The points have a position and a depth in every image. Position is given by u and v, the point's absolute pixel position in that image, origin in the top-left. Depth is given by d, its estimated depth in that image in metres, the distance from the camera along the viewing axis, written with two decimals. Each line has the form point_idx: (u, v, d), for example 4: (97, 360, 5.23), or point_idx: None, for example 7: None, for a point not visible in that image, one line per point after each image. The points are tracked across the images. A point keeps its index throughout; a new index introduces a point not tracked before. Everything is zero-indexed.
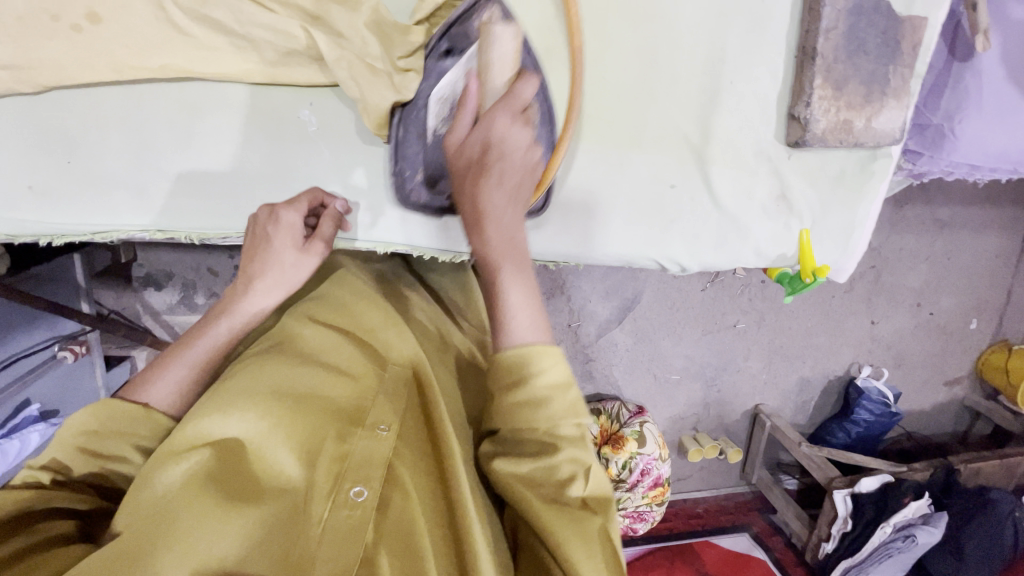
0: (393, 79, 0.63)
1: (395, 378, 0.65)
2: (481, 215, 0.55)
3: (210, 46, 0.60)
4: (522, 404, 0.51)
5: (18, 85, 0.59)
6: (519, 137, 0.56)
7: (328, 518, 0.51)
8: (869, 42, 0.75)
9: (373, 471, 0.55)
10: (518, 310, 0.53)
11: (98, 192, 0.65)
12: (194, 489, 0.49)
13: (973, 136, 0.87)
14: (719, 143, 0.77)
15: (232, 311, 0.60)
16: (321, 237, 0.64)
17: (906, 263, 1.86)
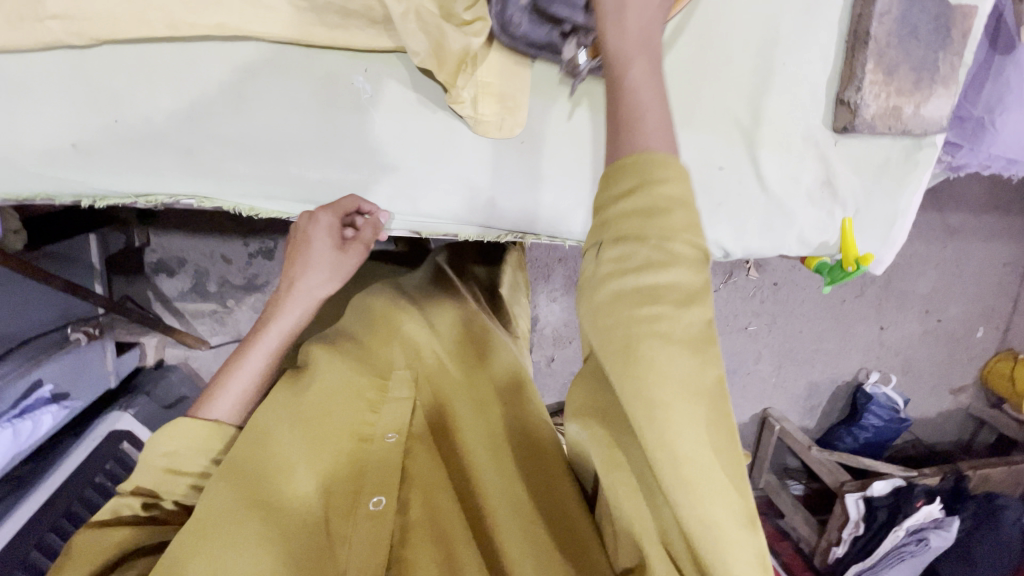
0: (459, 34, 0.61)
1: (401, 384, 0.67)
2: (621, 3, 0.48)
3: (267, 5, 0.59)
4: (635, 212, 0.42)
5: (68, 37, 0.57)
6: None
7: (354, 528, 0.55)
8: (920, 29, 0.75)
9: (389, 478, 0.58)
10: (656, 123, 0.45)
11: (145, 153, 0.63)
12: (227, 511, 0.50)
13: (1015, 129, 0.89)
14: (769, 126, 0.77)
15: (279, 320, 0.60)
16: (361, 239, 0.64)
17: (917, 269, 1.87)
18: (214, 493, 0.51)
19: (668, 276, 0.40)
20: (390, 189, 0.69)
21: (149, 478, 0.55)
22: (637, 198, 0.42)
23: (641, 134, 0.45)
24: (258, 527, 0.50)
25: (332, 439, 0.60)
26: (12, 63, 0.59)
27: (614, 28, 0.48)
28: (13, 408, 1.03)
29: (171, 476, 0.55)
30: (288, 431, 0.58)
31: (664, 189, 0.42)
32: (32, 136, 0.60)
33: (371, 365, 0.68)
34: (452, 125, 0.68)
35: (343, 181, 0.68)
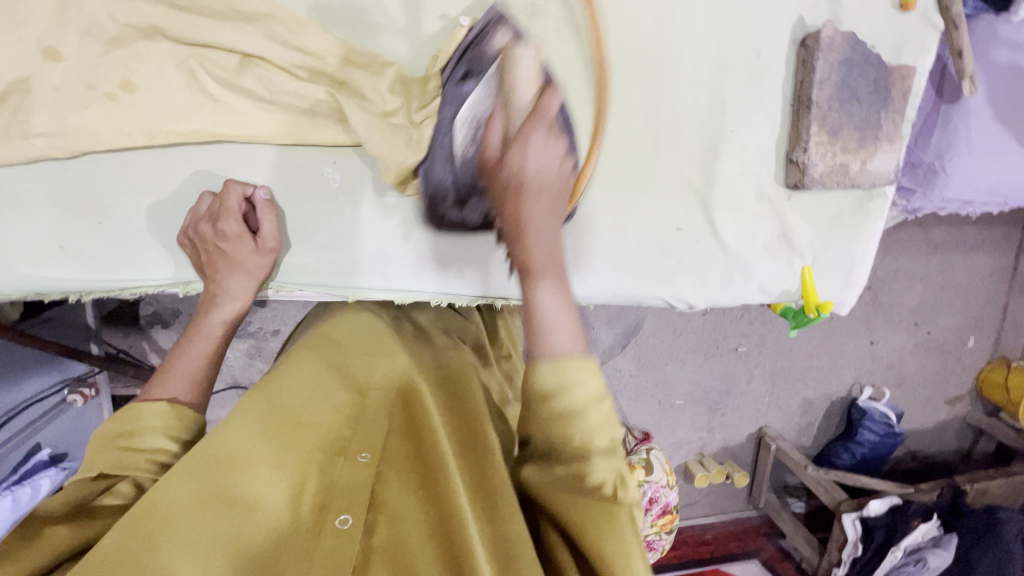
0: (410, 149, 0.64)
1: (376, 407, 0.65)
2: (522, 225, 0.54)
3: (238, 110, 0.64)
4: (554, 417, 0.44)
5: (52, 151, 0.61)
6: (554, 147, 0.57)
7: (316, 547, 0.50)
8: (862, 91, 0.78)
9: (357, 496, 0.54)
10: (556, 322, 0.49)
11: (129, 249, 0.67)
12: (183, 511, 0.48)
13: (964, 172, 0.90)
14: (721, 187, 0.81)
15: (215, 309, 0.66)
16: (268, 235, 0.67)
17: (903, 284, 1.90)
18: (169, 484, 0.49)
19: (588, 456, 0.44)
20: (363, 268, 0.73)
21: (102, 460, 0.52)
22: (549, 404, 0.45)
23: (544, 342, 0.48)
24: (218, 529, 0.48)
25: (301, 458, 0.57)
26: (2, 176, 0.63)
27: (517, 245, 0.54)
28: (14, 472, 1.09)
29: (127, 454, 0.53)
30: (259, 448, 0.56)
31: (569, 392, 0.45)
32: (21, 241, 0.64)
33: (350, 388, 0.67)
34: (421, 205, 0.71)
35: (319, 264, 0.72)
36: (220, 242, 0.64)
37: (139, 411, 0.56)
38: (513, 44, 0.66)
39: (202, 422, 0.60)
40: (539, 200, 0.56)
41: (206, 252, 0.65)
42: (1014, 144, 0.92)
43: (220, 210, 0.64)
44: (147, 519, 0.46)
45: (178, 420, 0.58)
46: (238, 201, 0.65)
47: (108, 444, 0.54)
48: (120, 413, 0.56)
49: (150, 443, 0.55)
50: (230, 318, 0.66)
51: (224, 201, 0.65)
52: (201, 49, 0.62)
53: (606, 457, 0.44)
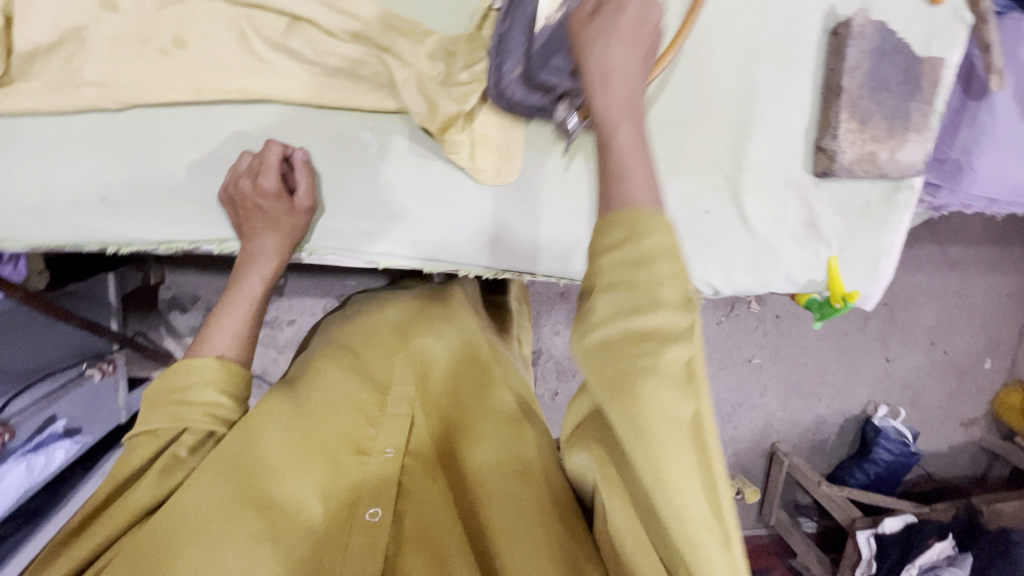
0: (452, 101, 0.65)
1: (400, 399, 0.65)
2: (609, 71, 0.49)
3: (284, 71, 0.65)
4: (623, 264, 0.40)
5: (102, 102, 0.63)
6: (654, 7, 0.51)
7: (350, 537, 0.51)
8: (891, 81, 0.79)
9: (384, 492, 0.55)
10: (635, 168, 0.45)
11: (169, 203, 0.68)
12: (221, 509, 0.51)
13: (990, 170, 0.91)
14: (751, 171, 0.81)
15: (254, 268, 0.66)
16: (305, 194, 0.68)
17: (919, 301, 1.88)
18: (207, 484, 0.52)
19: (659, 321, 0.39)
20: (395, 234, 0.73)
21: (159, 413, 0.56)
22: (629, 246, 0.41)
23: (624, 187, 0.44)
24: (256, 525, 0.50)
25: (329, 454, 0.58)
26: (53, 126, 0.64)
27: (600, 91, 0.48)
28: (28, 443, 1.07)
29: (180, 408, 0.56)
30: (286, 452, 0.56)
31: (649, 235, 0.41)
32: (64, 191, 0.66)
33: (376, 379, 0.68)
34: (455, 173, 0.72)
35: (353, 229, 0.73)
36: (259, 201, 0.66)
37: (185, 366, 0.58)
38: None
39: (248, 377, 0.62)
40: (628, 48, 0.49)
41: (246, 212, 0.66)
42: None
43: (257, 172, 0.65)
44: (186, 521, 0.49)
45: (224, 373, 0.59)
46: (274, 161, 0.66)
47: (162, 401, 0.56)
48: (169, 370, 0.58)
49: (200, 398, 0.57)
50: (268, 276, 0.67)
51: (260, 164, 0.66)
52: (251, 9, 0.64)
53: (675, 310, 0.39)
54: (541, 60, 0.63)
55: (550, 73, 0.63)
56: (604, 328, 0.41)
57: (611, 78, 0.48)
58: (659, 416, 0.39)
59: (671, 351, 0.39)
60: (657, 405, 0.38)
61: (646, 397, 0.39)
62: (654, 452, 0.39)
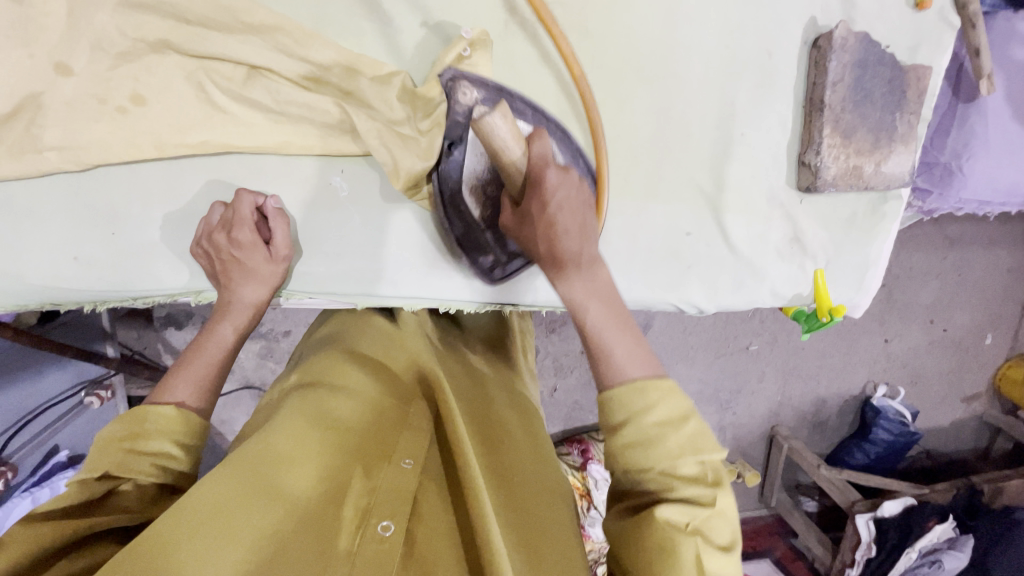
0: (415, 155, 0.64)
1: (418, 419, 0.65)
2: (561, 265, 0.55)
3: (247, 122, 0.64)
4: (634, 445, 0.46)
5: (65, 164, 0.62)
6: (567, 184, 0.54)
7: (358, 551, 0.49)
8: (876, 91, 0.76)
9: (398, 505, 0.54)
10: (619, 350, 0.51)
11: (142, 259, 0.68)
12: (235, 504, 0.48)
13: (982, 174, 0.89)
14: (732, 192, 0.79)
15: (227, 316, 0.66)
16: (281, 244, 0.67)
17: (919, 281, 1.86)
18: (218, 478, 0.50)
19: (673, 490, 0.45)
20: (372, 276, 0.73)
21: (108, 459, 0.52)
22: (625, 434, 0.47)
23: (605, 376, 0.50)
24: (268, 524, 0.48)
25: (348, 462, 0.57)
26: (16, 189, 0.63)
27: (564, 287, 0.55)
28: (31, 476, 1.12)
29: (134, 455, 0.53)
30: (304, 451, 0.55)
31: (632, 425, 0.47)
32: (35, 252, 0.65)
33: (391, 395, 0.67)
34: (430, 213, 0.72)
35: (329, 273, 0.72)
36: (234, 252, 0.65)
37: (148, 411, 0.56)
38: (481, 100, 0.65)
39: (208, 426, 0.60)
40: (568, 228, 0.54)
41: (221, 263, 0.66)
42: None
43: (233, 218, 0.64)
44: (194, 512, 0.46)
45: (184, 425, 0.58)
46: (252, 209, 0.65)
47: (115, 445, 0.53)
48: (124, 416, 0.56)
49: (159, 445, 0.55)
50: (242, 325, 0.67)
51: (235, 210, 0.65)
52: (207, 61, 0.62)
53: (698, 484, 0.44)
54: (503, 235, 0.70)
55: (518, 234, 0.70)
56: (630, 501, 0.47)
57: (565, 272, 0.55)
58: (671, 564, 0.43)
59: (676, 513, 0.44)
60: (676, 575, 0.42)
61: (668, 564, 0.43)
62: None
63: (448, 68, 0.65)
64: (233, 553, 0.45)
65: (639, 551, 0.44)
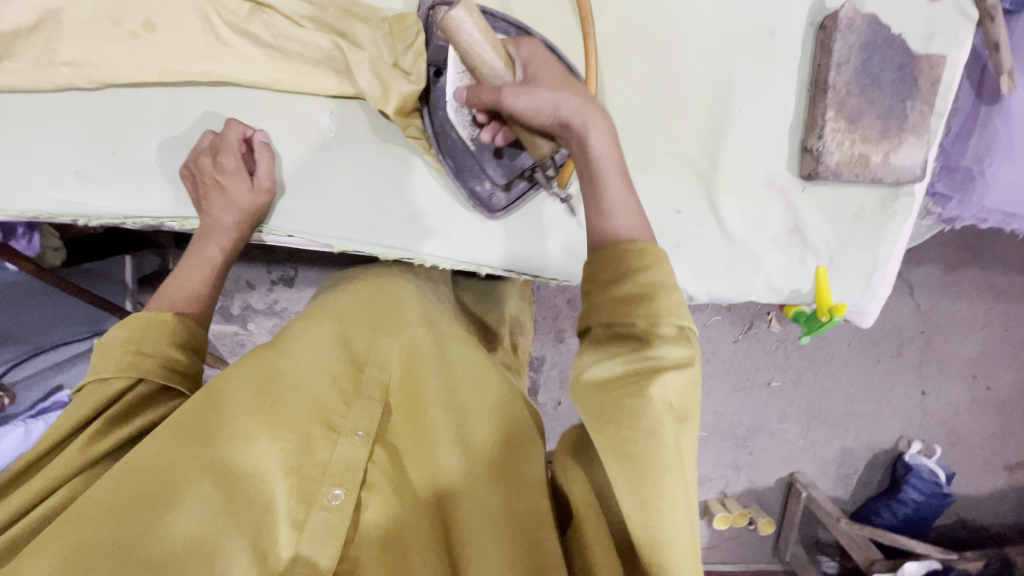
0: (404, 80, 0.65)
1: (376, 382, 0.56)
2: (563, 125, 0.53)
3: (246, 54, 0.67)
4: (621, 301, 0.45)
5: (77, 80, 0.66)
6: (549, 66, 0.59)
7: (306, 523, 0.47)
8: (885, 77, 0.74)
9: (351, 473, 0.50)
10: (622, 205, 0.50)
11: (137, 180, 0.70)
12: (168, 476, 0.46)
13: (1008, 181, 0.84)
14: (727, 170, 0.77)
15: (208, 238, 0.67)
16: (263, 175, 0.68)
17: (962, 331, 1.58)
18: (156, 445, 0.47)
19: (652, 351, 0.43)
20: (352, 221, 0.73)
21: (115, 361, 0.54)
22: (619, 288, 0.45)
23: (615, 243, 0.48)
24: (204, 497, 0.46)
25: (295, 425, 0.51)
26: (31, 101, 0.68)
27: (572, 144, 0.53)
28: (30, 411, 1.06)
29: (138, 358, 0.55)
30: (248, 416, 0.50)
31: (625, 281, 0.45)
32: (43, 162, 0.69)
33: (354, 346, 0.58)
34: (416, 162, 0.72)
35: (310, 213, 0.72)
36: (216, 178, 0.66)
37: (147, 320, 0.58)
38: None
39: (203, 332, 0.62)
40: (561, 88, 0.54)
41: (204, 187, 0.67)
42: None
43: (218, 149, 0.67)
44: (125, 483, 0.45)
45: (182, 330, 0.59)
46: (235, 140, 0.67)
47: (119, 349, 0.55)
48: (123, 328, 0.56)
49: (160, 350, 0.57)
50: (224, 248, 0.68)
51: (218, 143, 0.67)
52: None
53: (676, 343, 0.43)
54: (496, 160, 0.68)
55: (514, 154, 0.68)
56: (595, 367, 0.45)
57: (568, 129, 0.53)
58: (648, 429, 0.41)
59: (664, 380, 0.42)
60: (652, 434, 0.41)
61: (645, 422, 0.41)
62: (649, 459, 0.41)
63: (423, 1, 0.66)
64: (170, 525, 0.44)
65: (612, 413, 0.42)
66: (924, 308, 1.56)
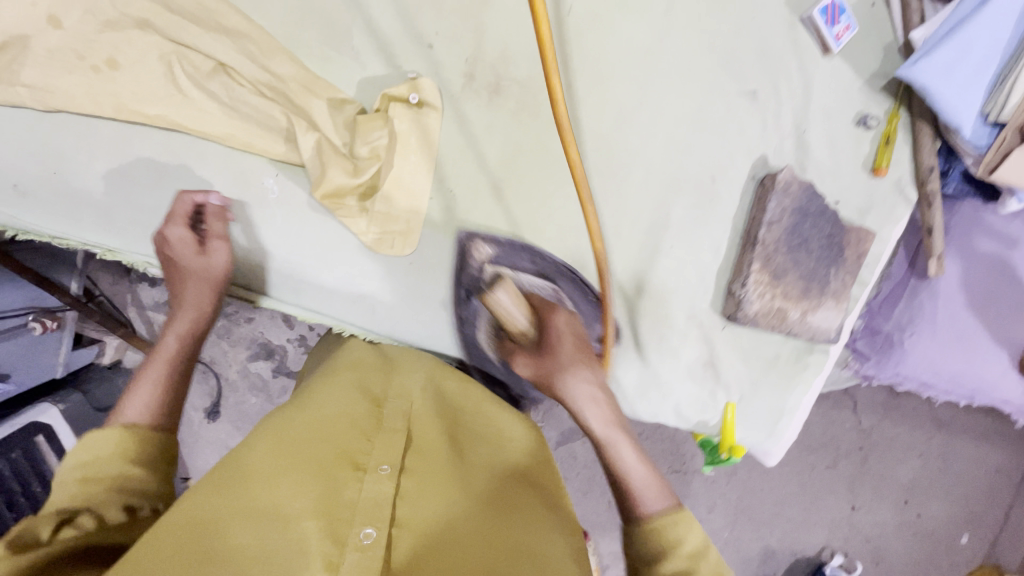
0: (347, 176, 0.69)
1: (394, 416, 0.59)
2: (586, 405, 0.61)
3: (200, 107, 0.68)
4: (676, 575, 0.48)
5: (31, 102, 0.67)
6: (569, 333, 0.64)
7: (339, 565, 0.43)
8: (812, 241, 0.76)
9: (378, 512, 0.47)
10: (635, 473, 0.57)
11: (73, 204, 0.71)
12: (197, 532, 0.43)
13: (926, 353, 0.87)
14: (651, 298, 0.79)
15: (171, 324, 0.63)
16: (215, 237, 0.68)
17: (900, 451, 1.32)
18: (185, 503, 0.46)
19: None
20: (279, 281, 0.74)
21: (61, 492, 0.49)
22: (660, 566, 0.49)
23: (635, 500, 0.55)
24: (243, 545, 0.42)
25: (323, 468, 0.50)
26: None
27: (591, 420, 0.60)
28: None
29: (89, 479, 0.49)
30: (273, 460, 0.50)
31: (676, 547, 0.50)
32: None
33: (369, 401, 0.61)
34: (348, 235, 0.72)
35: (238, 265, 0.73)
36: (170, 252, 0.67)
37: (96, 435, 0.52)
38: (494, 256, 0.72)
39: (161, 436, 0.56)
40: (581, 376, 0.61)
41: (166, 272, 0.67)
42: (986, 335, 0.87)
43: (177, 225, 0.67)
44: (151, 547, 0.42)
45: (136, 441, 0.53)
46: (186, 211, 0.68)
47: (69, 479, 0.49)
48: (76, 450, 0.51)
49: (113, 464, 0.51)
50: (183, 329, 0.64)
51: (174, 220, 0.68)
52: (182, 47, 0.68)
53: None
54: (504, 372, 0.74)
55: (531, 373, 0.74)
56: None
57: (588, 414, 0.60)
58: None
59: None
60: None
61: None
62: None
63: (461, 232, 0.73)
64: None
65: None
66: (865, 426, 1.31)
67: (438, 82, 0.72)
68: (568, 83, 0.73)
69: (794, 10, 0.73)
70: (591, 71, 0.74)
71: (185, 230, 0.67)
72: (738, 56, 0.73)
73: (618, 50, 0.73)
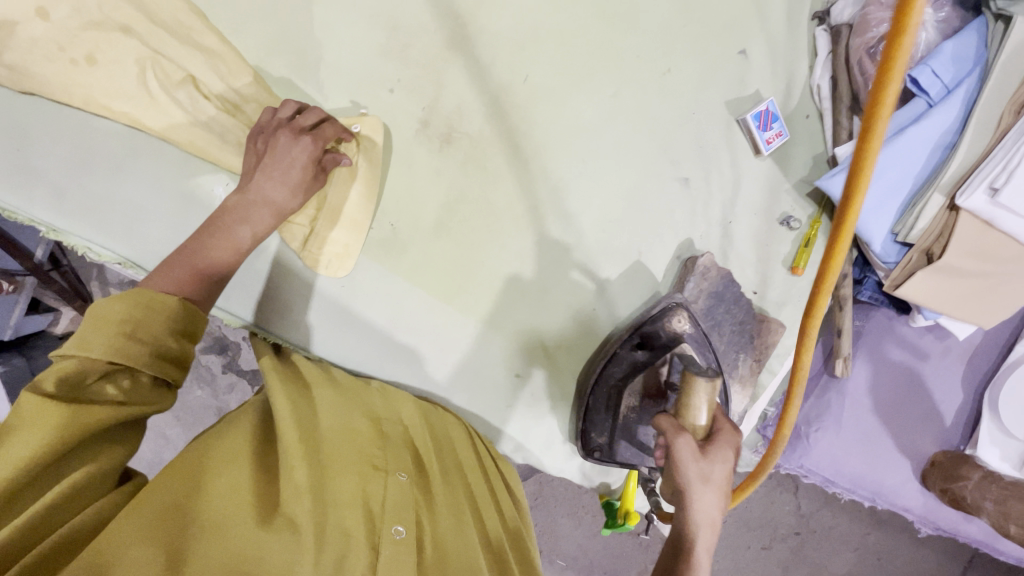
0: None
1: (393, 433, 0.69)
2: (706, 524, 0.52)
3: (167, 112, 0.72)
4: None
5: (7, 82, 0.71)
6: (731, 459, 0.55)
7: (376, 551, 0.52)
8: (725, 325, 0.81)
9: (404, 511, 0.58)
10: None
11: (26, 181, 0.73)
12: (246, 509, 0.51)
13: (829, 450, 0.89)
14: (570, 354, 0.83)
15: (250, 216, 0.64)
16: (325, 161, 0.70)
17: (830, 543, 1.31)
18: (231, 481, 0.53)
19: None
20: None
21: (105, 339, 0.48)
22: None
23: None
24: (291, 527, 0.51)
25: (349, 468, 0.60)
26: None
27: (702, 550, 0.52)
28: None
29: (130, 341, 0.49)
30: (309, 460, 0.59)
31: None
32: None
33: (372, 415, 0.70)
34: (285, 249, 0.75)
35: None
36: (272, 151, 0.66)
37: (145, 297, 0.52)
38: (689, 333, 0.76)
39: (203, 316, 0.57)
40: (719, 498, 0.53)
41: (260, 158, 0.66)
42: (889, 441, 0.90)
43: (288, 130, 0.67)
44: (210, 509, 0.50)
45: (182, 317, 0.54)
46: (307, 126, 0.68)
47: (110, 325, 0.49)
48: (120, 299, 0.50)
49: (155, 334, 0.51)
50: (259, 231, 0.65)
51: (287, 125, 0.67)
52: (158, 55, 0.73)
53: None
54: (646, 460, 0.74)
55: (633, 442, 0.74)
56: None
57: (705, 533, 0.52)
58: None
59: None
60: None
61: None
62: None
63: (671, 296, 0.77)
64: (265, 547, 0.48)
65: None
66: (803, 513, 1.30)
67: (395, 122, 0.76)
68: (518, 144, 0.78)
69: (732, 110, 0.80)
70: (542, 135, 0.78)
71: (294, 144, 0.66)
72: (676, 145, 0.79)
73: (567, 121, 0.78)
